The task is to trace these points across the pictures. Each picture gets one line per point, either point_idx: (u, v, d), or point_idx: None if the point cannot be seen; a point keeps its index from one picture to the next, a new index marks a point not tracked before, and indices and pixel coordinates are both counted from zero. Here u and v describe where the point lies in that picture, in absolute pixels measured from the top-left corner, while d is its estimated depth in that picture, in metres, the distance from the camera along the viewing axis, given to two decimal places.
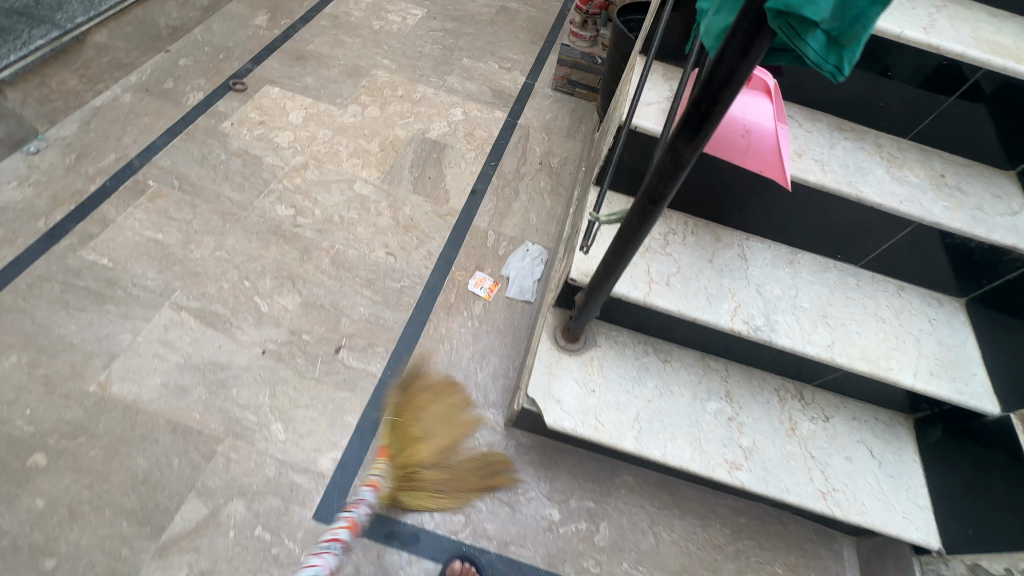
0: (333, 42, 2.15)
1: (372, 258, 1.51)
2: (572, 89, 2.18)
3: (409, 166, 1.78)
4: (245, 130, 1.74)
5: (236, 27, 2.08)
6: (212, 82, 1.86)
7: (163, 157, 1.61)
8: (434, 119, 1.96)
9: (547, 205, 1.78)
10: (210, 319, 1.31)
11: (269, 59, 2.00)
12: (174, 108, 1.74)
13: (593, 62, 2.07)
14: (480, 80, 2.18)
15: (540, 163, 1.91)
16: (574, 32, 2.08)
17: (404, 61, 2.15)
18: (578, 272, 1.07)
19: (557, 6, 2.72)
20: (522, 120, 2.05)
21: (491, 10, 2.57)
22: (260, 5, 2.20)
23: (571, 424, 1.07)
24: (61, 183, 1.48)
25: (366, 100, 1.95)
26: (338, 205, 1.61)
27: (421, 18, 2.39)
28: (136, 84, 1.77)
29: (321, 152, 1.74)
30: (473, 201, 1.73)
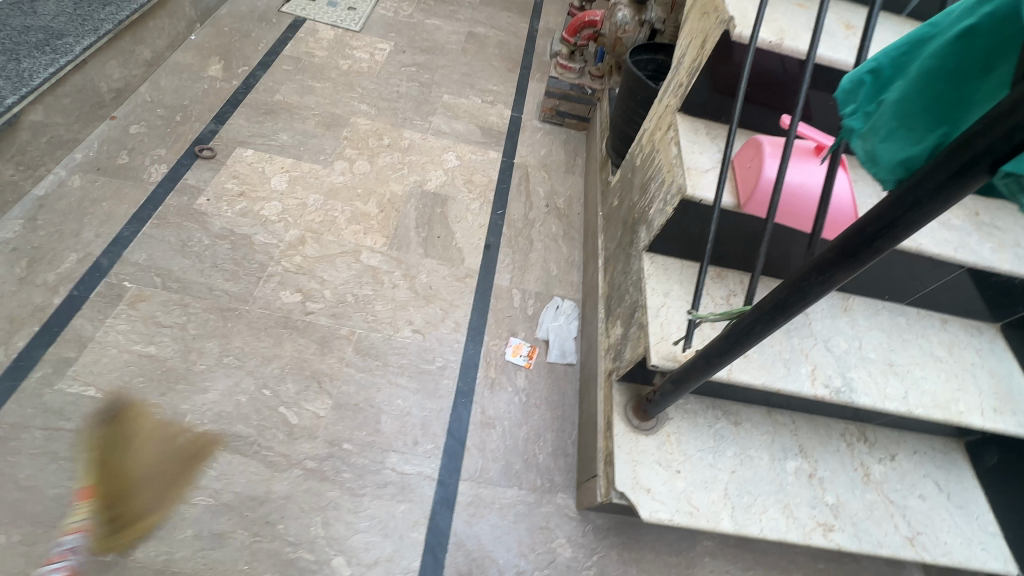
0: (302, 89, 1.96)
1: (399, 339, 1.39)
2: (563, 119, 2.11)
3: (414, 225, 1.65)
4: (224, 204, 1.55)
5: (188, 82, 1.85)
6: (175, 150, 1.64)
7: (135, 250, 1.39)
8: (428, 168, 1.84)
9: (564, 252, 1.71)
10: (234, 443, 1.15)
11: (234, 116, 1.79)
12: (136, 188, 1.52)
13: (583, 93, 2.02)
14: (466, 118, 2.07)
15: (547, 205, 1.84)
16: (563, 65, 2.00)
17: (383, 104, 2.01)
18: (659, 356, 1.00)
19: (524, 27, 2.65)
20: (518, 159, 1.97)
21: (459, 37, 2.46)
22: (211, 52, 1.97)
23: (668, 514, 1.02)
24: (16, 299, 1.25)
25: (352, 154, 1.80)
26: (349, 282, 1.47)
27: (390, 53, 2.24)
28: (83, 164, 1.53)
29: (316, 222, 1.58)
30: (489, 257, 1.64)
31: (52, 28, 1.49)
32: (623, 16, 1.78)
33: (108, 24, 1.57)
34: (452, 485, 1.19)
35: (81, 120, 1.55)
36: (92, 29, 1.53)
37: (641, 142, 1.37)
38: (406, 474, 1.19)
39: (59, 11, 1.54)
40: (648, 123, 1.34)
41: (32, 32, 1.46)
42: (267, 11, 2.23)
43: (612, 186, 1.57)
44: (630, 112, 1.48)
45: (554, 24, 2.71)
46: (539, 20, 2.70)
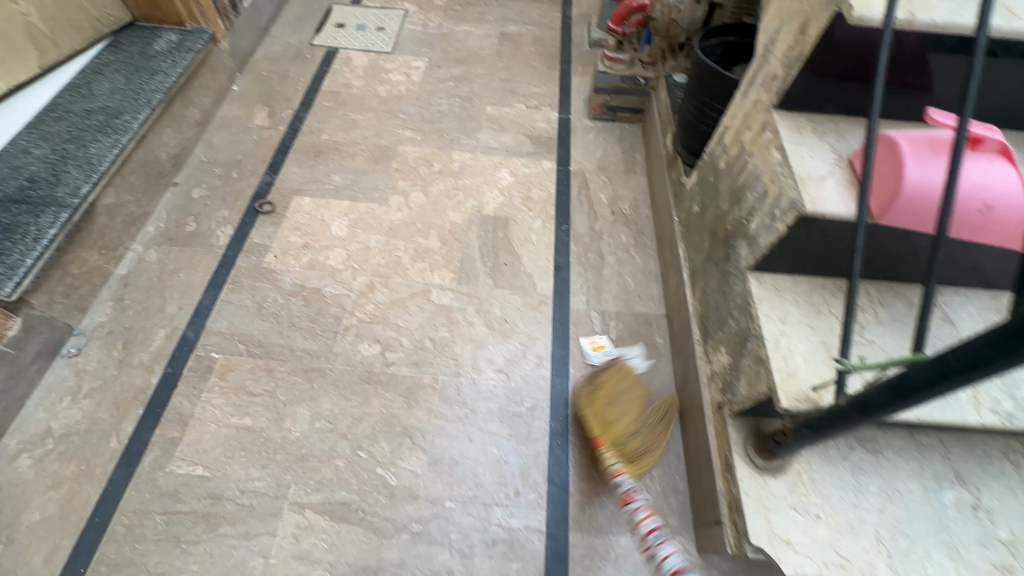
0: (346, 124, 1.93)
1: (484, 382, 1.34)
2: (614, 115, 1.97)
3: (480, 255, 1.59)
4: (292, 258, 1.55)
5: (238, 135, 1.86)
6: (237, 209, 1.65)
7: (217, 319, 1.41)
8: (483, 190, 1.76)
9: (638, 264, 1.60)
10: (340, 512, 1.14)
11: (286, 164, 1.79)
12: (207, 253, 1.54)
13: (636, 84, 1.86)
14: (513, 128, 1.97)
15: (612, 212, 1.73)
16: (611, 56, 1.83)
17: (427, 127, 1.94)
18: (789, 397, 0.89)
19: (557, 17, 2.50)
20: (574, 166, 1.86)
21: (492, 40, 2.35)
22: (255, 100, 1.98)
23: (815, 569, 0.92)
24: (118, 383, 1.29)
25: (406, 186, 1.75)
26: (424, 324, 1.43)
27: (426, 70, 2.17)
28: (157, 236, 1.56)
29: (382, 265, 1.55)
30: (561, 279, 1.55)
31: (110, 107, 1.53)
32: None
33: (159, 93, 1.59)
34: (562, 537, 1.14)
35: (148, 193, 1.58)
36: (146, 102, 1.56)
37: (723, 142, 1.23)
38: (513, 529, 1.14)
39: (114, 89, 1.58)
40: (730, 121, 1.19)
41: (94, 116, 1.50)
42: (300, 47, 2.21)
43: (688, 189, 1.44)
44: (703, 106, 1.33)
45: (588, 8, 2.54)
46: (571, 7, 2.54)
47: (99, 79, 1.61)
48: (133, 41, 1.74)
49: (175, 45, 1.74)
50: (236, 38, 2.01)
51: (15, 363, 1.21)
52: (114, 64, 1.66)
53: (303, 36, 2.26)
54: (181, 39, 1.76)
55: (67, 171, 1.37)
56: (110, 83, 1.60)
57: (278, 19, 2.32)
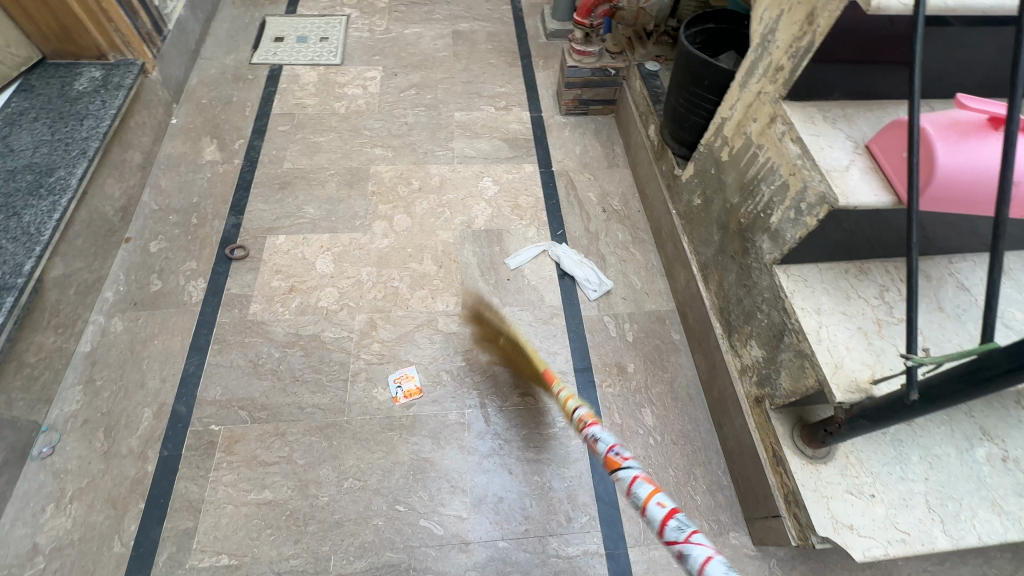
0: (308, 149, 1.79)
1: (512, 408, 1.29)
2: (587, 108, 1.94)
3: (480, 274, 1.52)
4: (279, 305, 1.42)
5: (188, 175, 1.68)
6: (205, 259, 1.50)
7: (209, 387, 1.27)
8: (469, 203, 1.68)
9: (640, 260, 1.58)
10: (390, 574, 1.07)
11: (250, 200, 1.63)
12: (181, 313, 1.39)
13: (607, 76, 1.82)
14: (487, 133, 1.89)
15: (603, 210, 1.70)
16: (580, 50, 1.78)
17: (397, 142, 1.83)
18: (841, 390, 0.89)
19: (507, 10, 2.41)
20: (556, 166, 1.81)
21: (446, 40, 2.24)
22: (200, 133, 1.79)
23: (882, 549, 0.94)
24: (109, 478, 1.14)
25: (387, 210, 1.65)
26: (436, 357, 1.36)
27: (383, 80, 2.04)
28: (118, 301, 1.39)
29: (380, 299, 1.45)
30: (568, 287, 1.51)
31: (38, 164, 1.33)
32: None
33: (93, 141, 1.40)
34: (622, 556, 1.12)
35: (99, 255, 1.40)
36: (80, 152, 1.37)
37: (723, 133, 1.21)
38: (592, 553, 1.12)
39: (37, 142, 1.38)
40: (729, 112, 1.17)
41: (21, 176, 1.31)
42: (239, 68, 2.02)
43: (685, 181, 1.42)
44: (693, 98, 1.31)
45: None
46: None
47: (16, 131, 1.40)
48: (49, 82, 1.52)
49: (101, 82, 1.54)
50: (167, 66, 1.81)
51: None
52: (31, 111, 1.44)
53: (240, 55, 2.07)
54: (106, 75, 1.56)
55: (2, 246, 1.19)
56: (31, 135, 1.39)
57: (208, 38, 2.11)
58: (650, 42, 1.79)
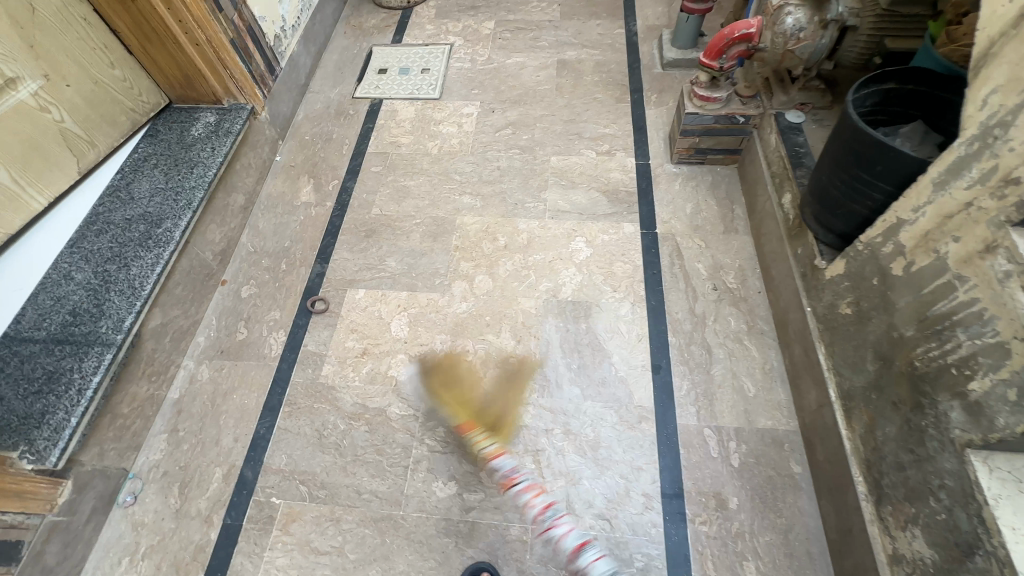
0: (397, 193, 1.74)
1: (582, 533, 1.12)
2: (704, 157, 1.68)
3: (562, 356, 1.36)
4: (351, 369, 1.38)
5: (284, 217, 1.70)
6: (288, 309, 1.50)
7: (275, 454, 1.26)
8: (557, 267, 1.52)
9: (756, 358, 1.32)
10: None
11: (336, 248, 1.61)
12: (261, 367, 1.39)
13: (733, 124, 1.54)
14: (584, 183, 1.71)
15: (714, 287, 1.44)
16: (704, 96, 1.51)
17: (486, 190, 1.71)
18: None
19: (621, 34, 2.19)
20: (661, 228, 1.58)
21: (550, 70, 2.08)
22: (299, 172, 1.82)
23: None
24: (176, 540, 1.16)
25: (469, 268, 1.54)
26: (503, 454, 1.22)
27: (479, 117, 1.93)
28: (208, 348, 1.43)
29: (451, 375, 1.35)
30: (662, 384, 1.29)
31: (150, 213, 1.40)
32: (795, 21, 1.27)
33: (199, 191, 1.45)
34: None
35: (195, 301, 1.45)
36: (186, 203, 1.42)
37: (898, 239, 0.92)
38: None
39: (153, 191, 1.45)
40: (913, 215, 0.88)
41: (135, 226, 1.38)
42: (342, 102, 2.03)
43: (830, 278, 1.13)
44: (856, 182, 1.02)
45: (655, 20, 2.22)
46: (636, 21, 2.22)
47: (138, 177, 1.49)
48: (171, 127, 1.61)
49: (214, 127, 1.60)
50: (276, 104, 1.86)
51: (70, 530, 1.11)
52: (152, 157, 1.53)
53: (344, 88, 2.08)
54: (219, 119, 1.62)
55: (110, 299, 1.25)
56: (149, 182, 1.47)
57: (317, 71, 2.16)
58: (794, 86, 1.46)
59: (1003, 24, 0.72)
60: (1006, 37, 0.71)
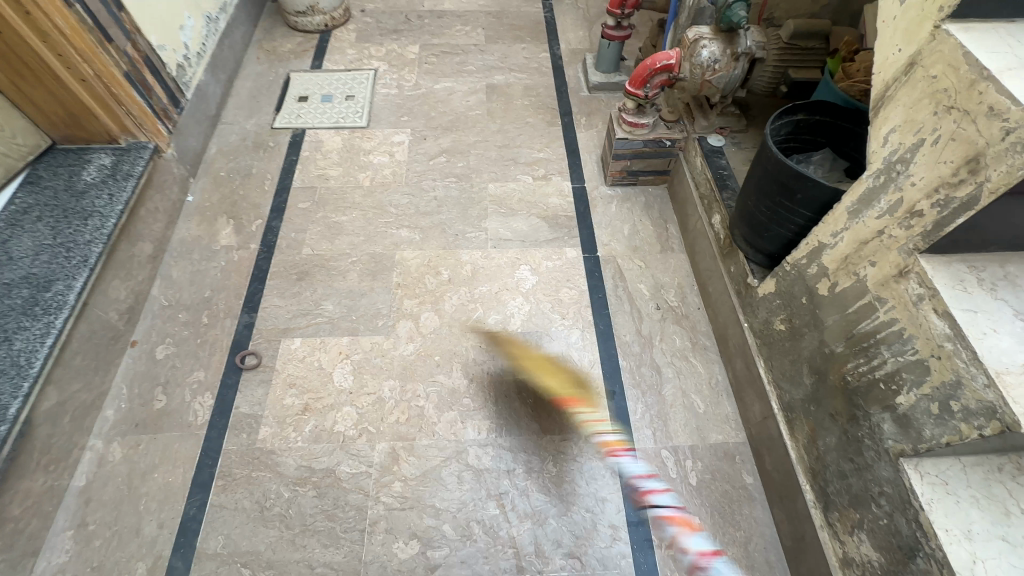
0: (329, 230, 1.64)
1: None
2: (636, 179, 1.73)
3: (517, 391, 1.33)
4: (291, 429, 1.27)
5: (201, 263, 1.55)
6: (213, 368, 1.36)
7: (209, 537, 1.13)
8: (504, 298, 1.50)
9: (702, 374, 1.37)
10: None
11: (265, 295, 1.49)
12: (185, 438, 1.25)
13: (661, 147, 1.61)
14: (524, 209, 1.70)
15: (657, 307, 1.49)
16: (632, 122, 1.56)
17: (424, 222, 1.66)
18: None
19: (546, 58, 2.22)
20: (602, 251, 1.61)
21: (479, 95, 2.07)
22: (216, 212, 1.67)
23: None
24: None
25: (413, 306, 1.48)
26: (465, 502, 1.17)
27: (411, 145, 1.88)
28: (119, 423, 1.26)
29: (403, 424, 1.27)
30: (618, 409, 1.31)
31: (36, 275, 1.22)
32: (710, 54, 1.34)
33: (96, 245, 1.28)
34: None
35: (100, 369, 1.28)
36: (81, 259, 1.25)
37: (821, 261, 0.99)
38: None
39: (38, 248, 1.26)
40: (833, 239, 0.95)
41: (16, 291, 1.19)
42: (260, 134, 1.90)
43: (762, 296, 1.19)
44: (779, 208, 1.08)
45: (577, 44, 2.28)
46: (560, 45, 2.28)
47: (18, 233, 1.29)
48: (56, 172, 1.41)
49: (110, 170, 1.43)
50: (183, 139, 1.70)
51: None
52: (34, 208, 1.34)
53: (261, 119, 1.95)
54: (116, 161, 1.45)
55: None
56: (32, 238, 1.28)
57: (229, 100, 2.00)
58: (713, 111, 1.55)
59: (895, 70, 0.79)
60: (899, 82, 0.79)
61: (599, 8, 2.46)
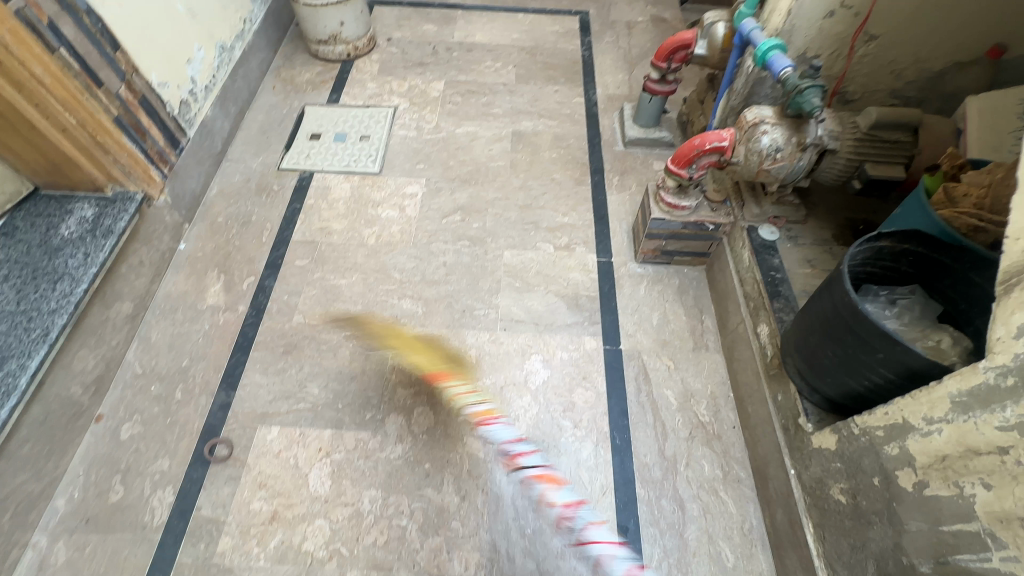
0: (325, 295, 1.49)
1: None
2: (671, 258, 1.53)
3: (514, 518, 1.15)
4: (255, 542, 1.12)
5: (184, 325, 1.42)
6: (179, 456, 1.21)
7: None
8: (510, 394, 1.32)
9: (733, 515, 1.16)
10: None
11: (247, 369, 1.35)
12: (137, 544, 1.11)
13: (702, 231, 1.40)
14: (541, 284, 1.52)
15: (685, 422, 1.28)
16: (672, 202, 1.36)
17: (430, 292, 1.50)
18: None
19: (581, 103, 2.04)
20: (626, 343, 1.41)
21: (505, 143, 1.90)
22: (207, 265, 1.53)
23: None
24: None
25: (407, 397, 1.31)
26: None
27: (424, 198, 1.72)
28: (68, 517, 1.13)
29: (380, 549, 1.11)
30: (630, 553, 1.11)
31: None
32: (771, 141, 1.14)
33: (60, 316, 1.16)
34: None
35: (53, 454, 1.15)
36: (42, 333, 1.13)
37: (903, 444, 0.78)
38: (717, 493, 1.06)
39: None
40: (924, 426, 0.74)
41: None
42: (266, 175, 1.77)
43: (818, 448, 0.98)
44: (849, 356, 0.88)
45: (616, 90, 2.09)
46: (597, 89, 2.09)
47: None
48: (34, 223, 1.30)
49: (90, 225, 1.30)
50: (181, 182, 1.57)
51: None
52: (2, 265, 1.22)
53: (268, 158, 1.82)
54: (98, 214, 1.32)
55: None
56: None
57: (238, 134, 1.88)
58: (768, 198, 1.34)
59: None
60: None
61: (641, 48, 2.26)
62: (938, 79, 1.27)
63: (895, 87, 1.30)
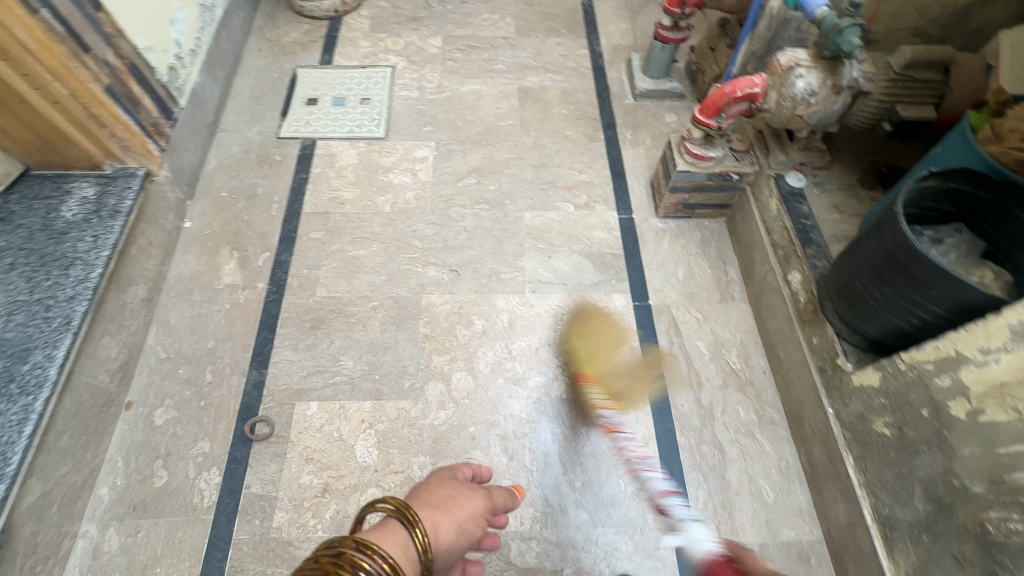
0: (347, 267, 1.45)
1: None
2: (692, 212, 1.53)
3: (563, 472, 1.18)
4: (310, 514, 1.12)
5: (202, 305, 1.37)
6: (220, 438, 1.20)
7: None
8: (546, 354, 1.33)
9: (770, 455, 1.21)
10: None
11: (275, 346, 1.32)
12: (190, 525, 1.10)
13: (726, 181, 1.40)
14: (565, 244, 1.51)
15: (718, 371, 1.31)
16: (697, 153, 1.34)
17: (453, 259, 1.47)
18: None
19: (586, 56, 1.97)
20: (654, 298, 1.42)
21: (512, 100, 1.83)
22: (218, 242, 1.47)
23: None
24: None
25: (444, 364, 1.31)
26: None
27: (435, 162, 1.66)
28: (114, 505, 1.11)
29: None
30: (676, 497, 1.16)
31: (11, 342, 1.05)
32: (806, 85, 1.12)
33: (80, 303, 1.11)
34: None
35: (90, 444, 1.12)
36: (63, 322, 1.08)
37: (956, 375, 0.82)
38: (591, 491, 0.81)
39: (12, 306, 1.08)
40: (982, 356, 0.78)
41: None
42: (265, 145, 1.67)
43: (859, 386, 1.02)
44: (899, 296, 0.90)
45: (620, 39, 2.02)
46: (601, 40, 2.02)
47: None
48: (32, 207, 1.21)
49: (93, 206, 1.23)
50: (179, 156, 1.48)
51: None
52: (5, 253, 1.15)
53: (265, 126, 1.72)
54: (101, 193, 1.25)
55: None
56: (4, 293, 1.10)
57: (229, 102, 1.76)
58: (794, 145, 1.34)
59: None
60: None
61: None
62: (963, 16, 1.26)
63: (919, 25, 1.29)
